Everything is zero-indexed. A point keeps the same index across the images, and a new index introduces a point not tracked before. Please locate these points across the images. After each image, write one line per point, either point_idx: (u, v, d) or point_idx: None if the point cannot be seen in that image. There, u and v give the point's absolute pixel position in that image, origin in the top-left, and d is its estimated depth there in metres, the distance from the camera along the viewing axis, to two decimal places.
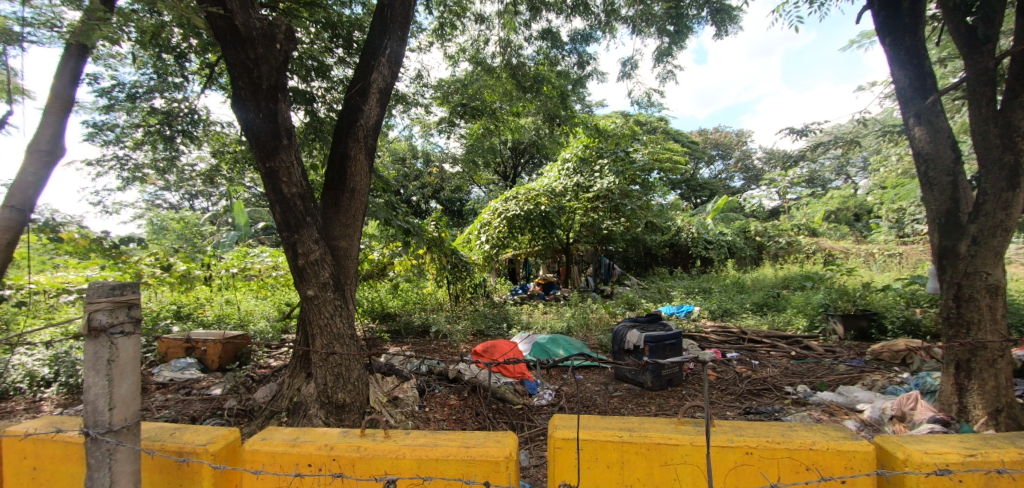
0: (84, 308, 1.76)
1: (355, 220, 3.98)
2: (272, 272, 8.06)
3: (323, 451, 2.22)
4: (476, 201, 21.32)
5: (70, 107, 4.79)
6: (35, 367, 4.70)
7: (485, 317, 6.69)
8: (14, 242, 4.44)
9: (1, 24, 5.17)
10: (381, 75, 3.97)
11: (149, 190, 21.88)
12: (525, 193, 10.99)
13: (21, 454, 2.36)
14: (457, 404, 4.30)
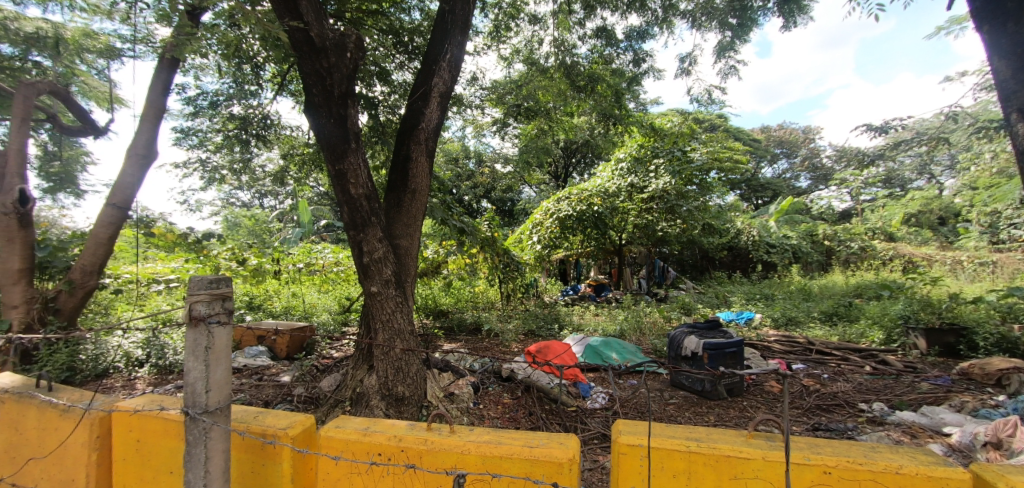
0: (186, 298, 1.93)
1: (416, 219, 4.09)
2: (334, 267, 8.49)
3: (393, 442, 2.30)
4: (526, 201, 21.44)
5: (162, 115, 5.25)
6: (131, 349, 5.12)
7: (536, 317, 6.70)
8: (114, 236, 4.94)
9: (103, 41, 5.76)
10: (442, 79, 4.07)
11: (227, 190, 23.82)
12: (578, 193, 10.82)
13: (128, 428, 2.62)
14: (511, 403, 4.34)
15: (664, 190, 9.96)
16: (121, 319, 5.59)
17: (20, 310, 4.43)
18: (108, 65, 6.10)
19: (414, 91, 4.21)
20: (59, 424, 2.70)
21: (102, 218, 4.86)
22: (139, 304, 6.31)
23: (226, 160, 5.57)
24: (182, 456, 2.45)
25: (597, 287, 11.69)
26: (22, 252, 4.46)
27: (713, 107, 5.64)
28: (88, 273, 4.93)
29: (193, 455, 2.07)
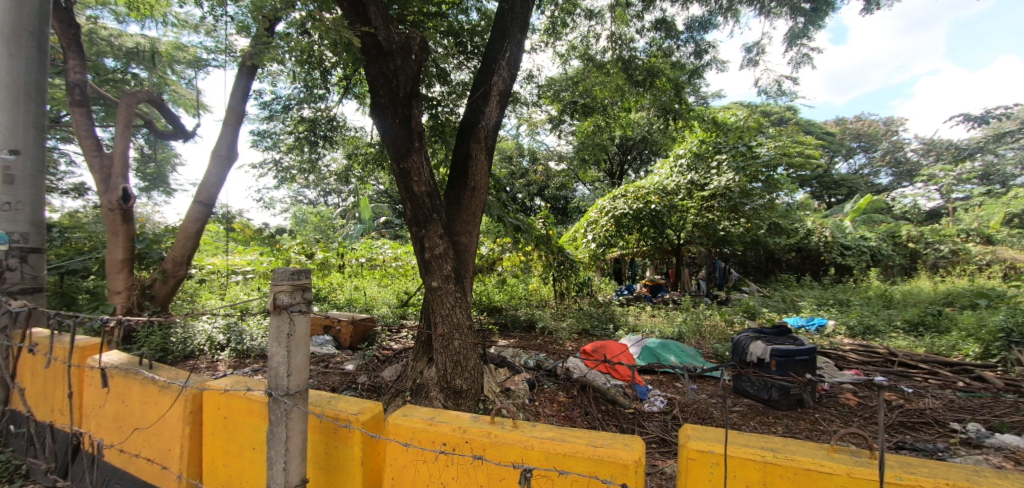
0: (270, 288, 2.08)
1: (474, 216, 4.16)
2: (394, 262, 8.83)
3: (457, 433, 2.32)
4: (581, 199, 21.27)
5: (241, 119, 5.67)
6: (214, 333, 5.54)
7: (590, 317, 6.62)
8: (200, 230, 5.40)
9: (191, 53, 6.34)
10: (501, 78, 4.13)
11: (296, 189, 25.51)
12: (634, 191, 10.56)
13: (217, 406, 2.85)
14: (566, 402, 4.33)
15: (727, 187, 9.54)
16: (205, 307, 6.12)
17: (124, 296, 4.93)
18: (195, 75, 6.71)
19: (474, 90, 4.30)
20: (160, 398, 2.97)
21: (192, 214, 5.34)
22: (222, 294, 6.90)
23: (297, 160, 5.94)
24: (265, 434, 2.64)
25: (653, 287, 11.41)
26: (125, 243, 4.96)
27: (783, 98, 5.32)
28: (179, 264, 5.43)
29: (276, 434, 2.22)
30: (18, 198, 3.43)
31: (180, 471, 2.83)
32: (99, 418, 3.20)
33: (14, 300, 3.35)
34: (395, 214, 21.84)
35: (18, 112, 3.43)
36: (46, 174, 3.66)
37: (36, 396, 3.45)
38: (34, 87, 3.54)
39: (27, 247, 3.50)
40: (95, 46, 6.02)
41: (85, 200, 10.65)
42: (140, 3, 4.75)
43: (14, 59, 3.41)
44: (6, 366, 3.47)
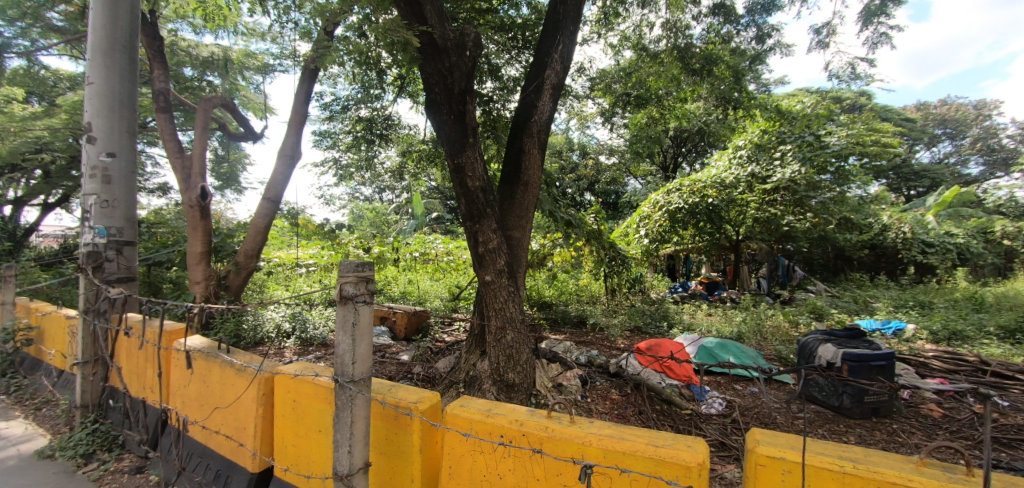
0: (337, 279, 2.17)
1: (527, 211, 4.17)
2: (446, 257, 9.04)
3: (515, 426, 2.27)
4: (632, 193, 20.85)
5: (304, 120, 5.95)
6: (281, 322, 5.83)
7: (644, 314, 6.47)
8: (269, 225, 5.71)
9: (258, 60, 6.76)
10: (554, 71, 4.11)
11: (353, 186, 26.79)
12: (690, 185, 10.15)
13: (287, 390, 3.00)
14: (619, 400, 4.26)
15: (791, 180, 8.92)
16: (272, 297, 6.55)
17: (202, 285, 5.33)
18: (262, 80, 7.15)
19: (527, 84, 4.32)
20: (236, 381, 3.16)
21: (261, 210, 5.68)
22: (287, 285, 7.36)
23: (354, 158, 6.19)
24: (331, 418, 2.75)
25: (710, 285, 10.96)
26: (203, 237, 5.33)
27: (857, 82, 4.96)
28: (250, 257, 5.80)
29: (341, 418, 2.31)
30: (114, 197, 3.78)
31: (256, 449, 3.02)
32: (182, 397, 3.46)
33: (113, 288, 3.71)
34: (445, 209, 22.35)
35: (113, 119, 3.77)
36: (137, 174, 4.00)
37: (130, 375, 3.78)
38: (127, 96, 3.87)
39: (122, 240, 3.84)
40: (176, 57, 6.57)
41: (168, 197, 11.69)
42: (213, 15, 5.10)
43: (110, 71, 3.75)
44: (106, 347, 3.84)
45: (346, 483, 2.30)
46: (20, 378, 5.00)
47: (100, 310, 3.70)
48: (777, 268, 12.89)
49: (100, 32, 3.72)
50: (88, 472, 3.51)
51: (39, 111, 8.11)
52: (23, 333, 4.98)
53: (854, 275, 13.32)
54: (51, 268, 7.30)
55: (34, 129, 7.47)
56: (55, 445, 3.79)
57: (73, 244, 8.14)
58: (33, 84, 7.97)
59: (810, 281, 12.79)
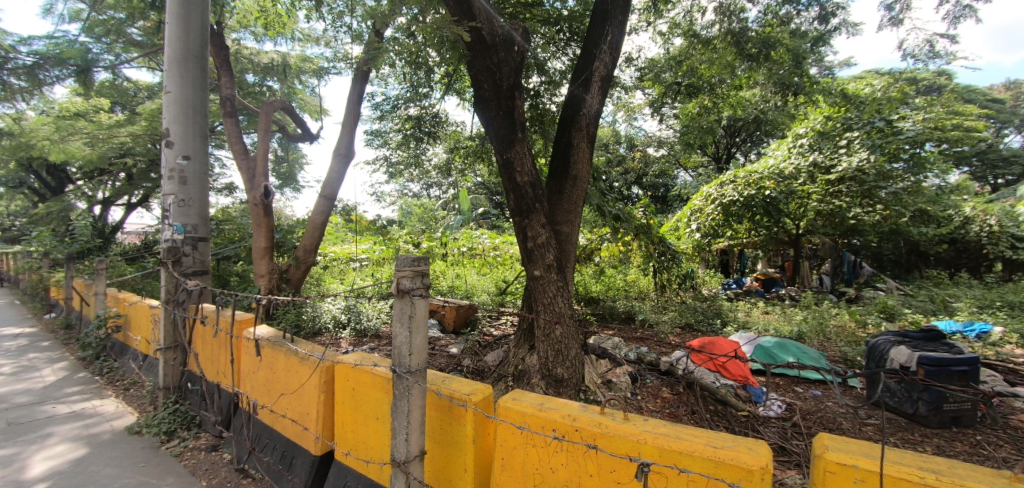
0: (395, 273, 2.21)
1: (576, 205, 4.14)
2: (493, 252, 9.13)
3: (566, 420, 2.12)
4: (682, 186, 20.23)
5: (356, 120, 6.15)
6: (337, 313, 5.94)
7: (695, 311, 6.27)
8: (325, 222, 5.91)
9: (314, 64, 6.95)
10: (603, 63, 4.11)
11: (401, 183, 27.65)
12: (746, 176, 9.53)
13: (346, 378, 3.12)
14: (671, 398, 4.17)
15: (860, 169, 8.40)
16: (329, 290, 6.86)
17: (266, 279, 5.64)
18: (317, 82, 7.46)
19: (575, 77, 4.30)
20: (300, 368, 3.33)
21: (318, 207, 5.89)
22: (342, 279, 7.70)
23: (404, 155, 6.36)
24: (388, 407, 2.83)
25: (766, 282, 10.45)
26: (266, 233, 5.64)
27: (937, 61, 4.55)
28: (309, 251, 6.05)
29: (399, 407, 2.36)
30: (189, 196, 4.06)
31: (319, 433, 3.18)
32: (252, 382, 3.69)
33: (190, 281, 4.00)
34: (491, 204, 22.59)
35: (188, 125, 4.05)
36: (209, 176, 4.27)
37: (206, 360, 4.08)
38: (199, 103, 4.13)
39: (197, 237, 4.13)
40: (240, 65, 6.98)
41: (233, 196, 12.51)
42: (274, 23, 5.32)
43: (184, 80, 4.03)
44: (184, 334, 4.16)
45: (404, 469, 2.36)
46: (112, 361, 5.53)
47: (179, 301, 4.02)
48: (842, 263, 12.21)
49: (175, 44, 3.99)
50: (171, 448, 3.85)
51: (123, 119, 8.90)
52: (113, 320, 5.51)
53: (930, 272, 12.25)
54: (136, 263, 8.03)
55: (119, 136, 8.19)
56: (142, 422, 4.17)
57: (152, 240, 8.89)
58: (118, 95, 8.72)
59: (880, 278, 12.04)
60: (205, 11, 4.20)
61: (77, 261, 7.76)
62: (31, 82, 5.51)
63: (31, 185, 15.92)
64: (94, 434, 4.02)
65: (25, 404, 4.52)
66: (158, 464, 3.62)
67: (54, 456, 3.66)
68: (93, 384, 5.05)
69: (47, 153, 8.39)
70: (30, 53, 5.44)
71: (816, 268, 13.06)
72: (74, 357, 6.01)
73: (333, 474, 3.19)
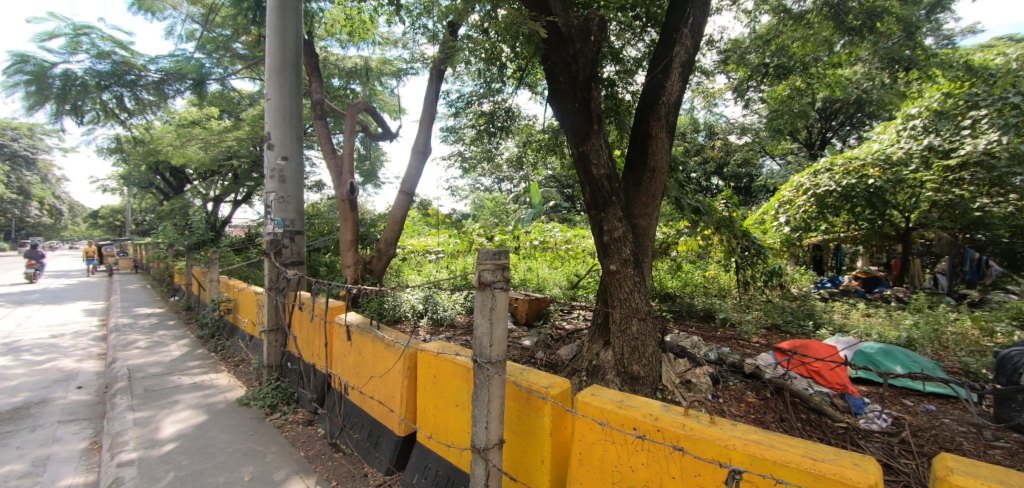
0: (476, 266, 2.20)
1: (655, 198, 4.08)
2: (565, 245, 9.06)
3: (647, 420, 1.94)
4: (769, 176, 18.86)
5: (433, 118, 6.36)
6: (416, 303, 6.23)
7: (783, 311, 5.86)
8: (404, 216, 6.16)
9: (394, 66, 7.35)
10: (684, 47, 3.93)
11: (474, 178, 28.36)
12: (845, 164, 8.51)
13: (428, 366, 3.24)
14: (756, 403, 4.00)
15: (988, 152, 7.31)
16: (407, 281, 7.23)
17: (352, 269, 6.03)
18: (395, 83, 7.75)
19: (654, 64, 4.23)
20: (386, 354, 3.52)
21: (398, 202, 6.15)
22: (419, 271, 8.08)
23: (478, 150, 6.52)
24: (468, 395, 2.89)
25: (868, 281, 9.43)
26: (352, 227, 6.01)
27: None
28: (390, 244, 6.30)
29: (480, 395, 2.37)
30: (288, 194, 4.44)
31: (403, 415, 3.34)
32: (343, 365, 3.97)
33: (289, 271, 4.39)
34: (562, 196, 22.54)
35: (286, 128, 4.41)
36: (303, 174, 4.64)
37: (303, 342, 4.47)
38: (294, 108, 4.48)
39: (294, 230, 4.50)
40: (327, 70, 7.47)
41: (320, 193, 13.59)
42: (358, 29, 5.59)
43: (281, 87, 4.39)
44: (284, 318, 4.59)
45: (483, 456, 2.38)
46: (224, 339, 6.25)
47: (279, 288, 4.44)
48: (964, 262, 10.75)
49: (273, 54, 4.36)
50: (274, 420, 4.27)
51: (230, 124, 9.88)
52: (225, 304, 6.22)
53: None
54: (242, 253, 9.00)
55: (227, 140, 9.11)
56: (250, 395, 4.67)
57: (255, 233, 9.89)
58: (225, 103, 9.74)
59: (1015, 279, 10.41)
60: (299, 22, 4.54)
61: (195, 251, 8.83)
62: (158, 95, 6.27)
63: (161, 183, 18.39)
64: (211, 403, 4.57)
65: (158, 374, 5.26)
66: (263, 433, 4.04)
67: (181, 420, 4.21)
68: (210, 359, 5.74)
69: (171, 157, 9.66)
70: (158, 70, 6.17)
71: (931, 267, 11.69)
72: (195, 334, 6.89)
73: (415, 455, 3.34)
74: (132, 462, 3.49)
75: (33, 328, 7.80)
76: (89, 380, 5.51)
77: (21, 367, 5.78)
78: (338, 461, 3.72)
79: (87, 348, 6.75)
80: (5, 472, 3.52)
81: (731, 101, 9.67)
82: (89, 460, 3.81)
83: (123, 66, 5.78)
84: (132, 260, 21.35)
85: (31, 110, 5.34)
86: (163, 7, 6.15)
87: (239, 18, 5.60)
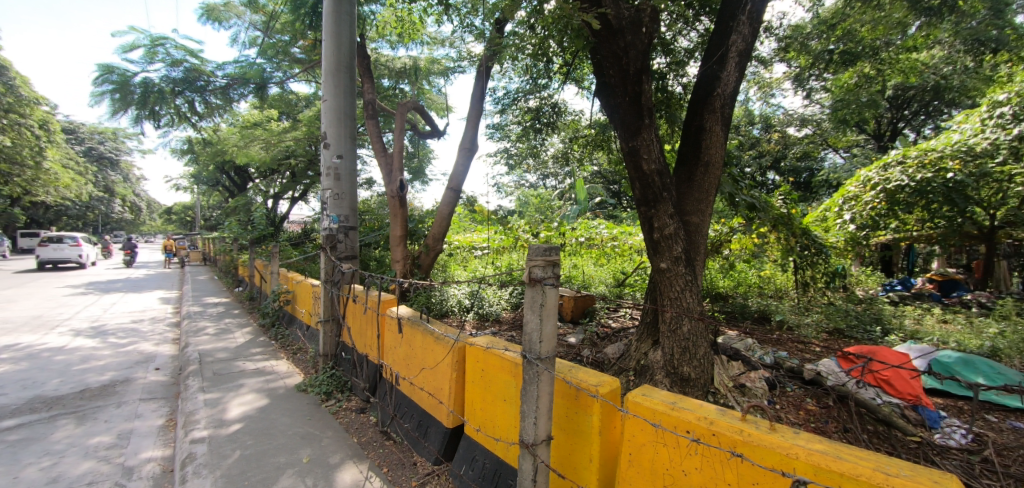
0: (526, 262, 2.18)
1: (708, 194, 3.97)
2: (611, 242, 8.92)
3: (701, 423, 1.86)
4: (831, 170, 17.74)
5: (479, 115, 6.42)
6: (462, 298, 6.32)
7: (847, 315, 5.53)
8: (450, 212, 6.27)
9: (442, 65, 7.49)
10: (741, 35, 3.77)
11: (518, 175, 28.49)
12: (919, 157, 7.60)
13: (477, 360, 3.28)
14: (817, 412, 3.85)
15: None
16: (454, 277, 7.37)
17: (401, 264, 6.21)
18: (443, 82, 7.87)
19: (710, 55, 4.13)
20: (436, 347, 3.61)
21: (445, 198, 6.27)
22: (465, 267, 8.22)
23: (524, 147, 6.56)
24: (516, 390, 2.89)
25: (945, 284, 8.64)
26: (401, 222, 6.19)
27: None
28: (437, 239, 6.42)
29: (528, 391, 2.34)
30: (342, 191, 4.63)
31: (452, 407, 3.41)
32: (394, 356, 4.12)
33: (343, 265, 4.60)
34: (607, 192, 22.24)
35: (341, 128, 4.59)
36: (356, 172, 4.81)
37: (356, 333, 4.68)
38: (348, 109, 4.65)
39: (348, 226, 4.69)
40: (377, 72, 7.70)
41: (370, 190, 14.10)
42: (408, 30, 5.74)
43: (336, 88, 4.56)
44: (339, 310, 4.82)
45: (531, 451, 2.35)
46: (283, 328, 6.63)
47: (334, 281, 4.66)
48: None
49: (329, 57, 4.55)
50: (329, 406, 4.50)
51: (289, 125, 10.43)
52: (284, 295, 6.60)
53: None
54: (299, 248, 9.50)
55: (286, 140, 9.62)
56: (307, 381, 4.93)
57: (310, 229, 10.40)
58: (284, 105, 10.29)
59: None
60: (353, 25, 4.71)
61: (257, 245, 9.41)
62: (224, 100, 6.72)
63: (226, 182, 19.72)
64: (273, 388, 4.87)
65: (226, 359, 5.66)
66: (319, 419, 4.25)
67: (245, 402, 4.51)
68: (271, 347, 6.11)
69: (236, 157, 10.36)
70: (225, 76, 6.60)
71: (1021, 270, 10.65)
72: (257, 323, 7.35)
73: (462, 447, 3.39)
74: (204, 439, 3.78)
75: (117, 313, 8.62)
76: (165, 362, 6.01)
77: (108, 348, 6.40)
78: (389, 448, 3.85)
79: (163, 333, 7.37)
80: (96, 443, 3.92)
81: (792, 91, 9.15)
82: (166, 435, 4.17)
83: (194, 73, 6.20)
84: (201, 253, 23.06)
85: (115, 115, 5.85)
86: (229, 17, 6.65)
87: (296, 24, 5.87)
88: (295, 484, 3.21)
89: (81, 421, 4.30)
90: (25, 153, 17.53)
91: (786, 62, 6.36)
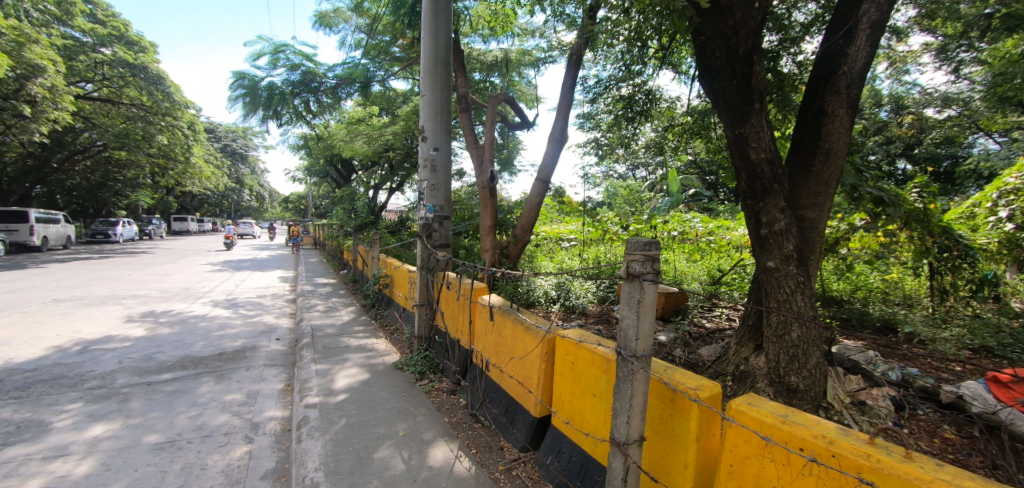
0: (624, 256, 2.11)
1: (828, 186, 3.57)
2: (707, 236, 8.45)
3: (818, 442, 1.68)
4: (982, 157, 15.10)
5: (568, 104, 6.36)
6: (549, 289, 6.38)
7: (999, 330, 4.71)
8: (538, 202, 6.33)
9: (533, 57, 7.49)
10: (875, 4, 3.30)
11: (606, 166, 28.10)
12: None
13: (565, 351, 3.28)
14: (956, 441, 3.34)
15: None
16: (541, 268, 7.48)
17: (490, 253, 6.40)
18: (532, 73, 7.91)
19: (836, 28, 3.67)
20: (526, 336, 3.67)
21: (533, 189, 6.35)
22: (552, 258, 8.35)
23: (616, 136, 6.44)
24: (608, 386, 2.82)
25: None
26: (490, 213, 6.38)
27: None
28: (525, 230, 6.51)
29: (622, 388, 2.29)
30: (437, 182, 4.88)
31: (540, 397, 3.46)
32: (484, 343, 4.30)
33: (438, 253, 4.88)
34: (702, 184, 21.03)
35: (437, 121, 4.82)
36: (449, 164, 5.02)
37: (449, 318, 4.96)
38: (442, 103, 4.85)
39: (442, 215, 4.94)
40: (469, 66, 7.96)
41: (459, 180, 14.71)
42: (499, 23, 5.86)
43: (432, 83, 4.79)
44: (432, 295, 5.12)
45: (623, 449, 2.31)
46: (382, 309, 7.23)
47: (428, 267, 4.96)
48: None
49: (426, 55, 4.78)
50: (423, 385, 4.84)
51: (387, 121, 11.24)
52: (383, 279, 7.15)
53: None
54: (396, 235, 10.24)
55: (385, 135, 10.38)
56: (403, 361, 5.34)
57: (405, 217, 11.16)
58: (384, 102, 11.08)
59: None
60: (448, 22, 4.88)
61: (360, 232, 10.33)
62: (334, 98, 7.38)
63: (333, 174, 21.84)
64: (373, 364, 5.33)
65: (333, 334, 6.31)
66: (413, 396, 4.58)
67: (350, 375, 4.98)
68: (371, 326, 6.70)
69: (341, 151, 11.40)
70: (334, 77, 7.26)
71: None
72: (359, 303, 8.11)
73: (548, 438, 3.42)
74: (316, 405, 4.26)
75: (247, 288, 10.03)
76: (284, 333, 6.87)
77: (239, 318, 7.46)
78: (477, 430, 4.05)
79: (282, 307, 8.43)
80: (230, 399, 4.60)
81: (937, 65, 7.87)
82: (284, 398, 4.76)
83: (309, 75, 6.88)
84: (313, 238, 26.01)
85: (247, 117, 6.69)
86: (337, 22, 7.24)
87: (397, 24, 6.25)
88: (392, 454, 3.50)
89: (219, 379, 5.07)
90: (177, 150, 20.84)
91: (931, 30, 5.52)
